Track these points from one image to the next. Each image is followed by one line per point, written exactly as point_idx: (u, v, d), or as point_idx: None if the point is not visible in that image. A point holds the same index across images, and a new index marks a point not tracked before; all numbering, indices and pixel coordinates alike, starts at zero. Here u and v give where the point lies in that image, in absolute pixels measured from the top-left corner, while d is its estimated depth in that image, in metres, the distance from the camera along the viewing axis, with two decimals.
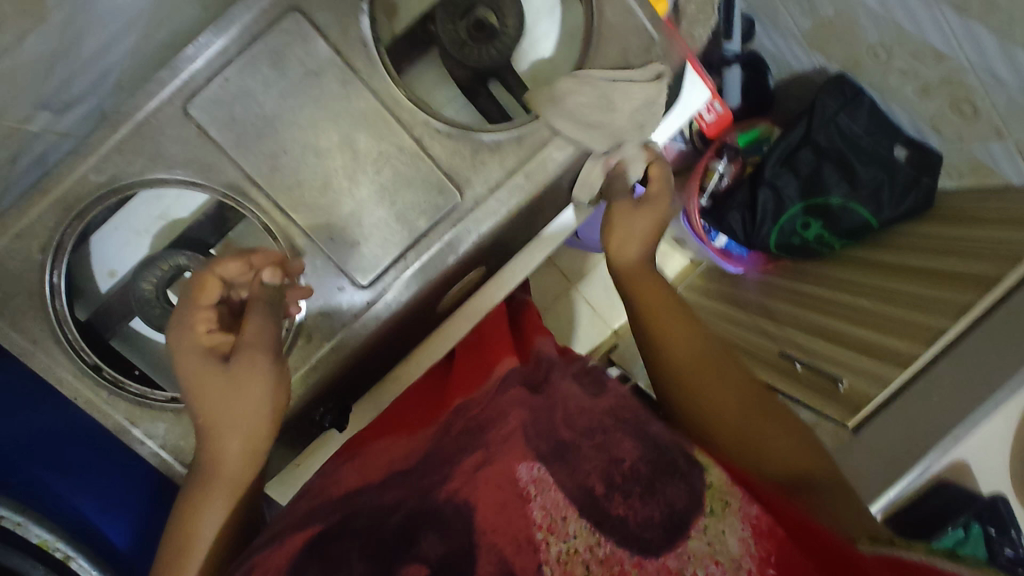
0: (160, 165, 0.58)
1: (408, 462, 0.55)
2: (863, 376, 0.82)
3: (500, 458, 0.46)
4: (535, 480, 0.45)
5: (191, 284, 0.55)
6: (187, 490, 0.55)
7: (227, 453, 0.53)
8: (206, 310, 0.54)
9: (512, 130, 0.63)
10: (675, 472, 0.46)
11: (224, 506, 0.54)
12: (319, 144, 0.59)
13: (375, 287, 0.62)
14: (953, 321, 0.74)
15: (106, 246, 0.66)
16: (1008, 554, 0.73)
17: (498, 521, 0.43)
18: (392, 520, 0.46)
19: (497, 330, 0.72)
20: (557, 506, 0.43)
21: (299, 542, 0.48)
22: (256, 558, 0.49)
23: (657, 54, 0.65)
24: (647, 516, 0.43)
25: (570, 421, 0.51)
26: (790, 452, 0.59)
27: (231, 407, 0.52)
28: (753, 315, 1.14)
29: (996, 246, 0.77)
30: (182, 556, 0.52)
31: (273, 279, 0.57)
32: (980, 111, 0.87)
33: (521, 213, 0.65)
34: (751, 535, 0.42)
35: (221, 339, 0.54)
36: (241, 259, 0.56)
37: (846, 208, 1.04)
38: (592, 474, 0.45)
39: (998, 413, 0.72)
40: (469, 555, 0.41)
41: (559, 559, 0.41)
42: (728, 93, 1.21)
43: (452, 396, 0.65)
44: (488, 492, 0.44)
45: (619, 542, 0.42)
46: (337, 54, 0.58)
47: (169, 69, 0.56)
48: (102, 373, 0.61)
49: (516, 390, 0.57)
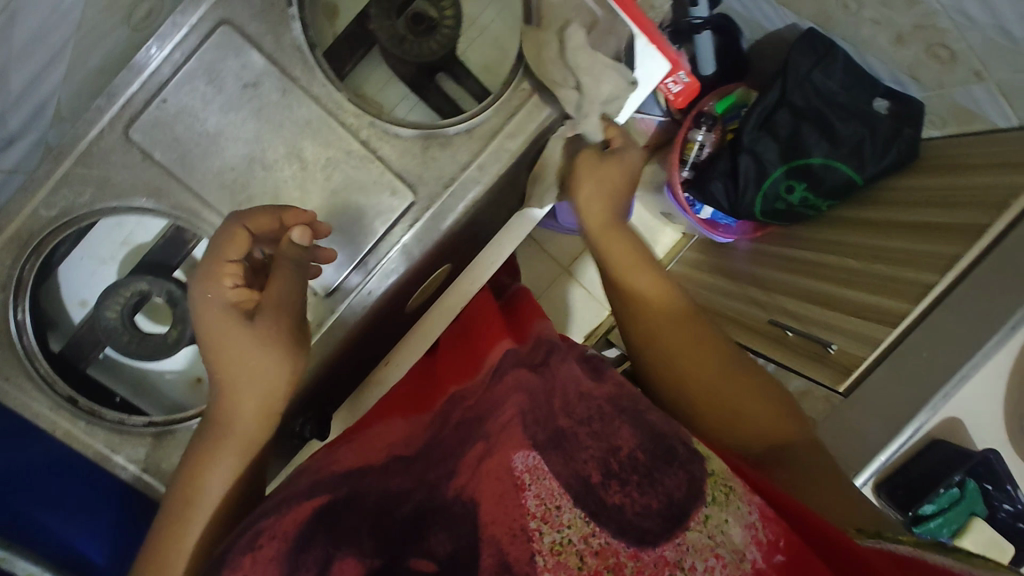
0: (108, 193, 0.58)
1: (407, 449, 0.55)
2: (852, 337, 0.79)
3: (496, 448, 0.48)
4: (530, 469, 0.46)
5: (220, 237, 0.54)
6: (196, 444, 0.56)
7: (241, 412, 0.55)
8: (233, 263, 0.55)
9: (461, 123, 0.62)
10: (674, 463, 0.47)
11: (231, 464, 0.55)
12: (266, 156, 0.59)
13: (364, 272, 0.62)
14: (940, 275, 0.71)
15: (74, 276, 0.67)
16: (1007, 509, 0.74)
17: (496, 513, 0.44)
18: (401, 510, 0.47)
19: (484, 315, 0.69)
20: (551, 495, 0.45)
21: (308, 507, 0.49)
22: (261, 526, 0.49)
23: (603, 30, 0.64)
24: (644, 505, 0.44)
25: (571, 408, 0.52)
26: (766, 424, 0.59)
27: (249, 361, 0.54)
28: (744, 286, 1.11)
29: (982, 193, 0.74)
30: (186, 506, 0.54)
31: (302, 240, 0.53)
32: (956, 55, 0.85)
33: (480, 205, 0.64)
34: (759, 519, 0.44)
35: (246, 295, 0.56)
36: (272, 215, 0.55)
37: (829, 168, 1.01)
38: (589, 462, 0.47)
39: (993, 368, 0.72)
40: (474, 551, 0.43)
41: (552, 549, 0.43)
42: (701, 61, 1.19)
43: (444, 385, 0.62)
44: (489, 483, 0.46)
45: (616, 533, 0.43)
46: (273, 63, 0.57)
47: (105, 96, 0.56)
48: (79, 404, 0.61)
49: (513, 373, 0.56)
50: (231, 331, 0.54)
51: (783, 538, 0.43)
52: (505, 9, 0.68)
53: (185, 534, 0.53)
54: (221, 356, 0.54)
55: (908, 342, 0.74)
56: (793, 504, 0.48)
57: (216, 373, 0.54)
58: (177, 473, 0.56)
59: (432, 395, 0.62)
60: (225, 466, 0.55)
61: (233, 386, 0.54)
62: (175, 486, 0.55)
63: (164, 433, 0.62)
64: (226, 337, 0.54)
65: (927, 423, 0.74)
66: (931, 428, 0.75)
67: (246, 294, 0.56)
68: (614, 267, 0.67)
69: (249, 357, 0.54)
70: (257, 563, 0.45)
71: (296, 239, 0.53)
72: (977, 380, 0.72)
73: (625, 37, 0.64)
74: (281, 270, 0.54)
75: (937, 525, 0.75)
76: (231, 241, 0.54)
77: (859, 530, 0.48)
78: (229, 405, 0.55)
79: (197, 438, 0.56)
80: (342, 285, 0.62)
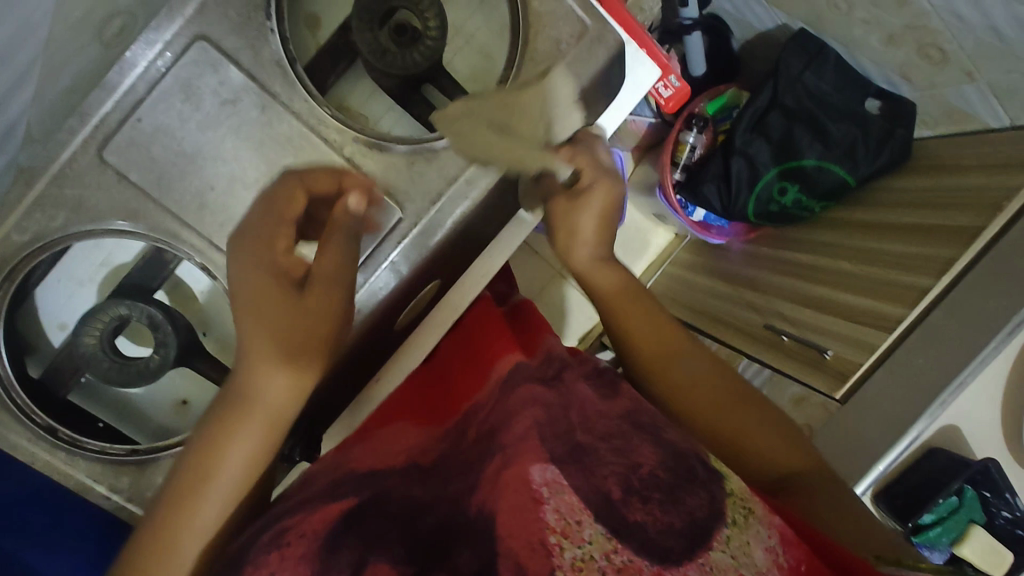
0: (84, 216, 0.56)
1: (426, 456, 0.56)
2: (846, 342, 0.78)
3: (514, 461, 0.47)
4: (549, 483, 0.45)
5: (279, 195, 0.54)
6: (212, 413, 0.51)
7: (270, 387, 0.50)
8: (286, 229, 0.54)
9: (448, 136, 0.60)
10: (696, 482, 0.46)
11: (250, 441, 0.50)
12: (246, 175, 0.57)
13: (372, 273, 0.60)
14: (936, 279, 0.71)
15: (52, 299, 0.65)
16: (1006, 516, 0.74)
17: (514, 527, 0.44)
18: (426, 522, 0.47)
19: (485, 331, 0.68)
20: (571, 510, 0.44)
21: (333, 509, 0.49)
22: (287, 522, 0.49)
23: (592, 39, 0.62)
24: (668, 523, 0.43)
25: (589, 425, 0.51)
26: (773, 448, 0.59)
27: (287, 328, 0.50)
28: (738, 288, 1.10)
29: (975, 195, 0.74)
30: (198, 484, 0.50)
31: (359, 205, 0.54)
32: (948, 55, 0.84)
33: (470, 220, 0.62)
34: (779, 544, 0.43)
35: (297, 264, 0.54)
36: (334, 175, 0.56)
37: (823, 169, 1.00)
38: (609, 478, 0.46)
39: (986, 373, 0.72)
40: (492, 565, 0.43)
41: (573, 565, 0.41)
42: (692, 62, 1.17)
43: (455, 395, 0.63)
44: (510, 495, 0.45)
45: (637, 551, 0.42)
46: (252, 79, 0.56)
47: (77, 116, 0.54)
48: (58, 435, 0.59)
49: (528, 386, 0.55)
50: (277, 303, 0.51)
51: (804, 562, 0.42)
52: (491, 18, 0.67)
53: (192, 514, 0.50)
54: (261, 325, 0.50)
55: (903, 346, 0.74)
56: (808, 526, 0.49)
57: (246, 340, 0.50)
58: (189, 446, 0.52)
59: (449, 400, 0.64)
60: (239, 448, 0.50)
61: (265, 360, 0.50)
62: (185, 460, 0.51)
63: (147, 462, 0.60)
64: (265, 307, 0.51)
65: (925, 432, 0.74)
66: (928, 436, 0.75)
67: (297, 262, 0.54)
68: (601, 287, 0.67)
69: (286, 330, 0.50)
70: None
71: (354, 205, 0.54)
72: (971, 386, 0.73)
73: (614, 46, 0.62)
74: (336, 240, 0.52)
75: (937, 533, 0.74)
76: (289, 203, 0.55)
77: (879, 556, 0.51)
78: (253, 380, 0.50)
79: (212, 410, 0.52)
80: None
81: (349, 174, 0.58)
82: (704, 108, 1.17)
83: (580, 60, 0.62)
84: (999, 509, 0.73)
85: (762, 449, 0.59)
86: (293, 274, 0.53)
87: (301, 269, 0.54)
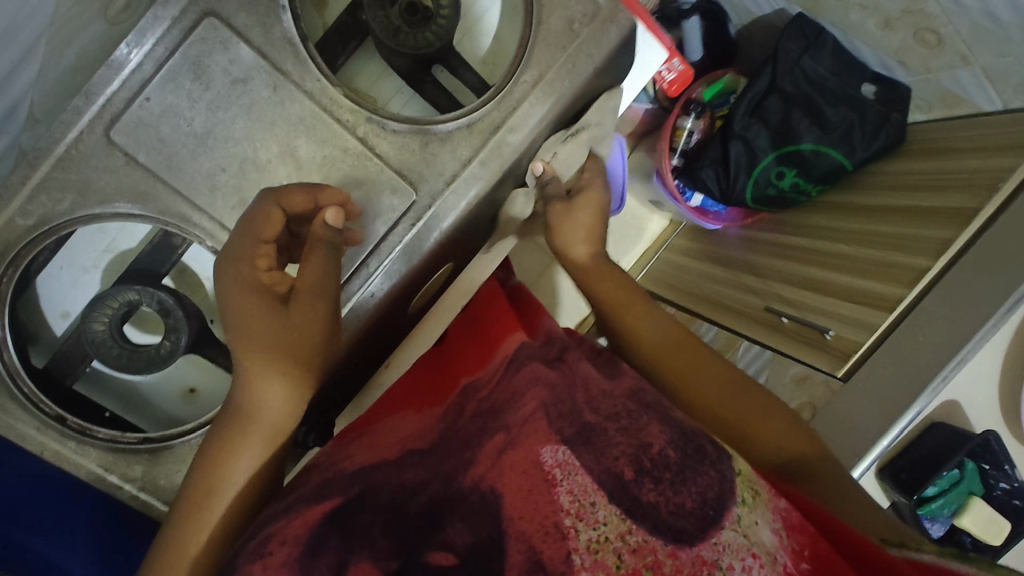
0: (91, 199, 0.54)
1: (420, 441, 0.54)
2: (848, 324, 0.80)
3: (521, 442, 0.48)
4: (560, 464, 0.46)
5: (255, 216, 0.52)
6: (215, 432, 0.53)
7: (271, 397, 0.52)
8: (267, 245, 0.53)
9: (462, 116, 0.60)
10: (705, 462, 0.47)
11: (258, 453, 0.52)
12: (258, 156, 0.56)
13: (360, 277, 0.60)
14: (933, 260, 0.72)
15: (54, 288, 0.63)
16: (1003, 487, 0.77)
17: (526, 508, 0.45)
18: (415, 503, 0.47)
19: (496, 310, 0.69)
20: (584, 491, 0.45)
21: (319, 510, 0.47)
22: (271, 529, 0.46)
23: (605, 19, 0.62)
24: (678, 504, 0.44)
25: (595, 404, 0.52)
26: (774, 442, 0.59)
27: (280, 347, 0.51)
28: (737, 272, 1.12)
29: (972, 177, 0.75)
30: (208, 499, 0.51)
31: (336, 220, 0.53)
32: (944, 39, 0.85)
33: (483, 202, 0.62)
34: (784, 528, 0.44)
35: (279, 279, 0.54)
36: (310, 193, 0.53)
37: (819, 154, 1.01)
38: (620, 459, 0.47)
39: (986, 352, 0.74)
40: (499, 543, 0.43)
41: (588, 546, 0.42)
42: (688, 47, 1.17)
43: (456, 375, 0.62)
44: (515, 477, 0.46)
45: (650, 530, 0.43)
46: (263, 57, 0.54)
47: (82, 96, 0.52)
48: (67, 423, 0.58)
49: (531, 366, 0.56)
50: (269, 319, 0.52)
51: (809, 547, 0.43)
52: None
53: (201, 529, 0.50)
54: (253, 342, 0.51)
55: (904, 325, 0.75)
56: (815, 509, 0.49)
57: (240, 360, 0.51)
58: (192, 467, 0.53)
59: (447, 382, 0.62)
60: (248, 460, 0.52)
61: (264, 373, 0.51)
62: (189, 480, 0.52)
63: (160, 449, 0.60)
64: (253, 327, 0.52)
65: (927, 408, 0.76)
66: (930, 411, 0.77)
67: (280, 278, 0.54)
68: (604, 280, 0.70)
69: (281, 342, 0.52)
70: (269, 568, 0.43)
71: (329, 220, 0.53)
72: (972, 364, 0.75)
73: (625, 27, 0.62)
74: (316, 253, 0.53)
75: (938, 505, 0.76)
76: (265, 222, 0.53)
77: (883, 538, 0.49)
78: (254, 394, 0.52)
79: (212, 432, 0.53)
80: (355, 270, 0.60)
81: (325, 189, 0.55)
82: (700, 94, 1.17)
83: (591, 39, 0.62)
84: (996, 479, 0.76)
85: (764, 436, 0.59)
86: (276, 290, 0.54)
87: (284, 284, 0.55)
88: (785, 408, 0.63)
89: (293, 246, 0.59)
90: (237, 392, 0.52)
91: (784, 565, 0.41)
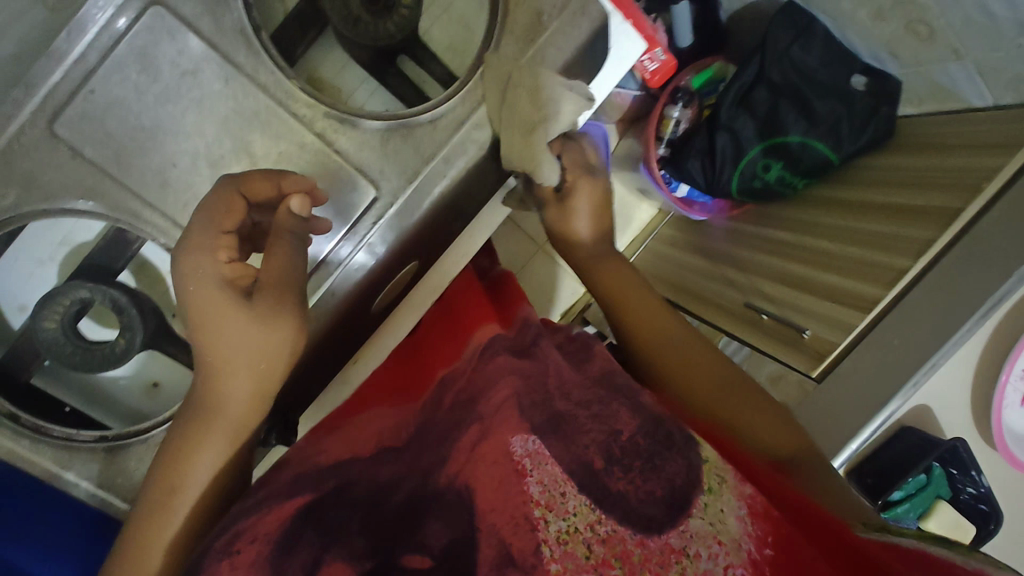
0: (36, 194, 0.53)
1: (398, 433, 0.53)
2: (826, 324, 0.79)
3: (491, 433, 0.46)
4: (530, 454, 0.44)
5: (214, 204, 0.50)
6: (182, 424, 0.52)
7: (230, 393, 0.51)
8: (227, 236, 0.51)
9: (425, 111, 0.58)
10: (674, 449, 0.44)
11: (221, 448, 0.51)
12: (211, 151, 0.55)
13: (328, 263, 0.59)
14: (913, 261, 0.71)
15: (11, 280, 0.63)
16: (970, 493, 0.76)
17: (497, 500, 0.42)
18: (392, 501, 0.45)
19: (477, 305, 0.66)
20: (554, 481, 0.43)
21: (291, 506, 0.46)
22: (241, 525, 0.45)
23: (576, 8, 0.59)
24: (647, 491, 0.41)
25: (566, 391, 0.50)
26: (767, 430, 0.56)
27: (255, 344, 0.49)
28: (722, 266, 1.09)
29: (957, 175, 0.72)
30: (171, 495, 0.50)
31: (301, 208, 0.51)
32: (934, 32, 0.84)
33: (449, 199, 0.61)
34: (749, 514, 0.40)
35: (242, 271, 0.52)
36: (271, 179, 0.52)
37: (807, 147, 0.98)
38: (590, 447, 0.44)
39: (957, 354, 0.73)
40: (471, 540, 0.41)
41: (559, 537, 0.40)
42: (678, 33, 1.13)
43: (435, 363, 0.61)
44: (486, 468, 0.44)
45: (620, 519, 0.40)
46: (213, 48, 0.54)
47: (23, 87, 0.51)
48: (21, 421, 0.58)
49: (504, 356, 0.54)
50: (219, 308, 0.49)
51: (772, 533, 0.39)
52: None
53: (161, 529, 0.49)
54: (213, 337, 0.49)
55: (882, 325, 0.74)
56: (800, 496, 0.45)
57: (198, 350, 0.50)
58: (154, 465, 0.52)
59: (423, 372, 0.62)
60: (212, 455, 0.51)
61: (228, 370, 0.50)
62: (158, 464, 0.51)
63: (119, 447, 0.60)
64: (211, 316, 0.49)
65: (898, 411, 0.76)
66: (901, 415, 0.77)
67: (242, 270, 0.51)
68: (601, 274, 0.68)
69: (245, 341, 0.49)
70: (238, 567, 0.41)
71: (294, 208, 0.51)
72: (945, 366, 0.74)
73: (597, 17, 0.60)
74: (280, 247, 0.50)
75: (904, 509, 0.77)
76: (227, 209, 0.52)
77: (864, 523, 0.46)
78: (219, 387, 0.50)
79: (177, 423, 0.53)
80: (326, 258, 0.59)
81: (291, 176, 0.54)
82: (690, 82, 1.14)
83: (563, 31, 0.60)
84: (964, 484, 0.76)
85: (748, 425, 0.56)
86: (239, 283, 0.51)
87: (248, 276, 0.52)
88: (775, 402, 0.60)
89: (257, 233, 0.57)
90: (199, 387, 0.52)
91: (749, 552, 0.38)
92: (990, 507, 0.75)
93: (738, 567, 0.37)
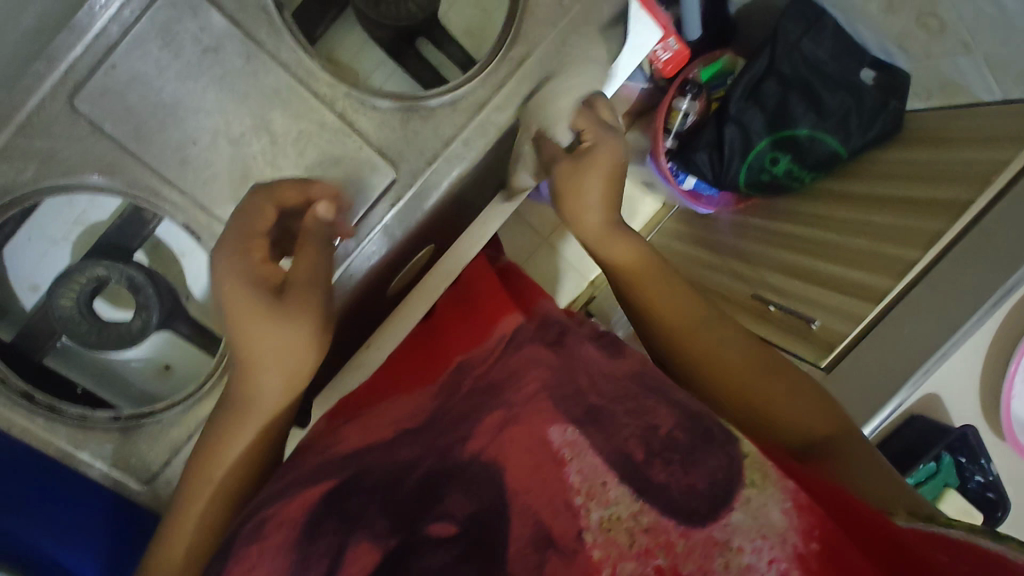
0: (54, 169, 0.53)
1: (413, 420, 0.53)
2: (833, 314, 0.80)
3: (523, 418, 0.46)
4: (569, 443, 0.44)
5: (247, 209, 0.51)
6: (214, 414, 0.53)
7: (266, 387, 0.51)
8: (261, 238, 0.51)
9: (445, 94, 0.58)
10: (715, 444, 0.44)
11: (251, 435, 0.52)
12: (231, 130, 0.55)
13: (347, 248, 0.58)
14: (922, 252, 0.71)
15: (22, 261, 0.63)
16: (978, 480, 0.77)
17: (531, 483, 0.42)
18: (408, 482, 0.45)
19: (488, 283, 0.70)
20: (595, 471, 0.42)
21: (314, 492, 0.46)
22: (267, 512, 0.46)
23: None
24: (688, 485, 0.41)
25: (596, 385, 0.50)
26: (801, 418, 0.60)
27: (283, 353, 0.51)
28: (725, 258, 1.11)
29: (965, 167, 0.73)
30: (207, 480, 0.52)
31: (327, 213, 0.51)
32: (946, 26, 0.85)
33: (467, 182, 0.61)
34: (793, 507, 0.40)
35: (275, 271, 0.52)
36: (300, 187, 0.52)
37: (815, 140, 0.98)
38: (630, 440, 0.44)
39: (965, 349, 0.74)
40: (502, 526, 0.40)
41: (601, 525, 0.40)
42: (688, 26, 1.11)
43: (451, 350, 0.62)
44: (518, 452, 0.44)
45: (665, 510, 0.40)
46: (235, 24, 0.53)
47: (43, 61, 0.51)
48: (36, 400, 0.58)
49: (531, 346, 0.55)
50: (257, 312, 0.50)
51: (819, 527, 0.39)
52: None
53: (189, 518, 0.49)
54: (255, 334, 0.50)
55: (891, 318, 0.75)
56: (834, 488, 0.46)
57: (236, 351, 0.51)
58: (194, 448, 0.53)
59: (440, 358, 0.62)
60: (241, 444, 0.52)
61: (259, 365, 0.51)
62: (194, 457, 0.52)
63: (134, 427, 0.59)
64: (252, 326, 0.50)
65: (908, 399, 0.75)
66: (910, 404, 0.77)
67: (274, 270, 0.52)
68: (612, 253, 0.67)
69: (279, 336, 0.50)
70: (266, 551, 0.43)
71: (321, 213, 0.51)
72: (955, 356, 0.74)
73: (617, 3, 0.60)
74: (310, 246, 0.51)
75: None
76: (260, 214, 0.51)
77: (906, 513, 0.50)
78: (249, 383, 0.51)
79: (212, 414, 0.53)
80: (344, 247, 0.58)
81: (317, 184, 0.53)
82: (698, 75, 1.14)
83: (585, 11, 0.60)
84: (973, 473, 0.76)
85: (785, 415, 0.61)
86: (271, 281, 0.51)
87: (278, 277, 0.53)
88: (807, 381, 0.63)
89: (285, 239, 0.57)
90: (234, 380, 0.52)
91: (795, 546, 0.38)
92: (998, 495, 0.77)
93: (783, 562, 0.37)
